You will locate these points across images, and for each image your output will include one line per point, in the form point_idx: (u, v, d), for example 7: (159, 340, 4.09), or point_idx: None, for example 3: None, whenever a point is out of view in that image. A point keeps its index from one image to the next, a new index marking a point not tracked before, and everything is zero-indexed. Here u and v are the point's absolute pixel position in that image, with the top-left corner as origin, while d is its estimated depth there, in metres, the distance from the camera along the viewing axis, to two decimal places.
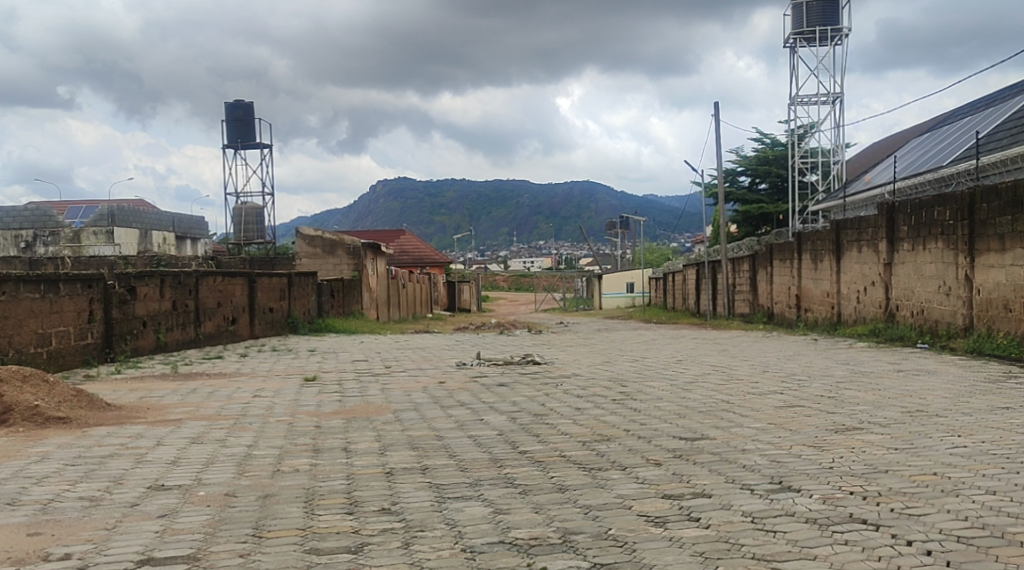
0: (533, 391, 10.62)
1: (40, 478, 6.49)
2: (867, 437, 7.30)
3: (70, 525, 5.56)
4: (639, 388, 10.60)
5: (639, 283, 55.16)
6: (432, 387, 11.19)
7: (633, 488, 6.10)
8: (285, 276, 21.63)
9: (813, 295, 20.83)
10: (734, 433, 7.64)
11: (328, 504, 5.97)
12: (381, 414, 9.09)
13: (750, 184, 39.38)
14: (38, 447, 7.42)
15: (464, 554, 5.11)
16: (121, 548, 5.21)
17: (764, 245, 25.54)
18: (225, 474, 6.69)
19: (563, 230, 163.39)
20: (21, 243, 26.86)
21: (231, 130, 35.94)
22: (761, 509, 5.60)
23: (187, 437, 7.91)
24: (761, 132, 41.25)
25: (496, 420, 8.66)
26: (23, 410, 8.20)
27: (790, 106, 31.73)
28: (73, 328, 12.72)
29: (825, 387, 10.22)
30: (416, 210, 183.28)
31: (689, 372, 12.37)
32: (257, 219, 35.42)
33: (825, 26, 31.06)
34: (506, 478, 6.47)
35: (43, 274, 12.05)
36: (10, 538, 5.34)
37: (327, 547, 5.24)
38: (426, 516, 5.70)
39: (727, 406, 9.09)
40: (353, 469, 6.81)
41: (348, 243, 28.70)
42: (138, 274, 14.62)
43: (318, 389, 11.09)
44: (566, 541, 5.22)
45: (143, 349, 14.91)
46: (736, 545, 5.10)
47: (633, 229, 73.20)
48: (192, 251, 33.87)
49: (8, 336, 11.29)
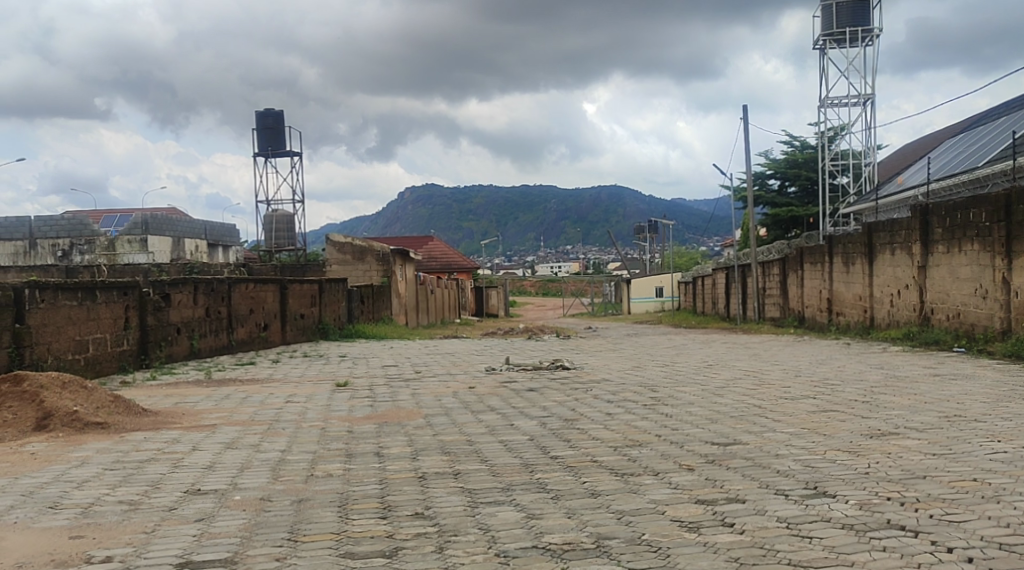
0: (563, 396, 10.63)
1: (80, 482, 6.58)
2: (903, 442, 7.24)
3: (111, 528, 5.63)
4: (670, 394, 10.58)
5: (668, 287, 55.11)
6: (462, 392, 11.24)
7: (666, 493, 6.09)
8: (316, 283, 21.84)
9: (844, 298, 20.68)
10: (767, 438, 7.64)
11: (362, 508, 6.00)
12: (413, 419, 9.15)
13: (779, 187, 39.18)
14: (78, 452, 7.52)
15: (497, 559, 5.12)
16: (160, 551, 5.28)
17: (794, 248, 25.35)
18: (260, 478, 6.76)
19: (591, 234, 163.31)
20: (58, 251, 27.62)
21: (261, 138, 36.23)
22: (797, 515, 5.58)
23: (222, 442, 8.00)
24: (790, 135, 40.86)
25: (527, 424, 8.68)
26: (62, 416, 8.30)
27: (820, 107, 31.36)
28: (110, 335, 12.92)
29: (859, 391, 10.15)
30: (444, 217, 184.07)
31: (720, 376, 12.36)
32: (288, 226, 35.72)
33: (856, 26, 30.80)
34: (538, 483, 6.48)
35: (81, 282, 12.22)
36: (52, 541, 5.41)
37: (361, 550, 5.28)
38: (458, 520, 5.72)
39: (759, 410, 9.05)
40: (387, 473, 6.86)
41: (378, 249, 28.85)
42: (173, 281, 14.77)
43: (349, 394, 11.18)
44: (599, 547, 5.22)
45: (178, 355, 15.06)
46: (772, 551, 5.08)
47: (661, 233, 73.21)
48: (224, 258, 34.57)
49: (47, 344, 11.45)
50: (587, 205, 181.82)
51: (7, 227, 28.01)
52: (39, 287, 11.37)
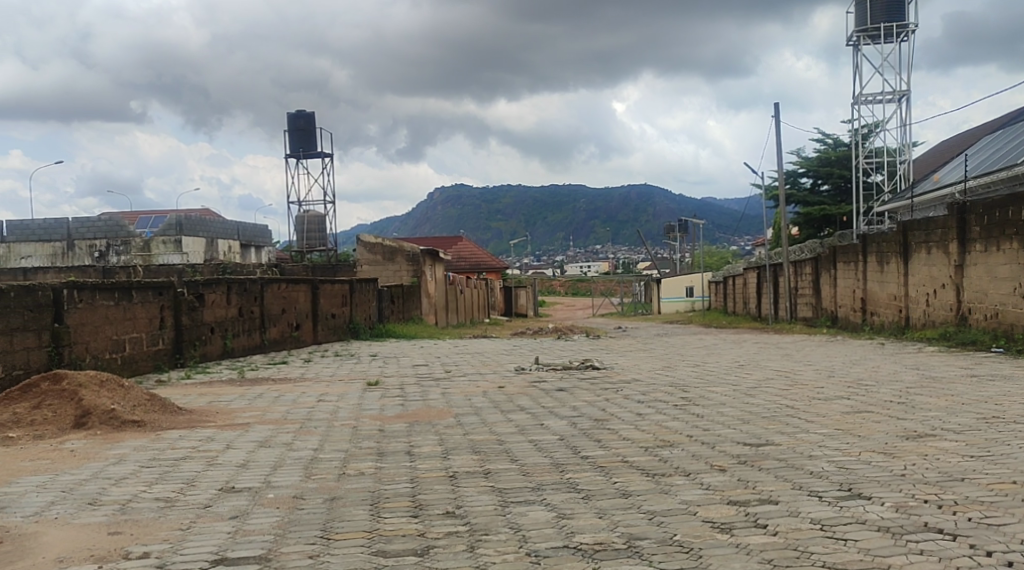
0: (594, 396, 10.61)
1: (118, 479, 6.67)
2: (940, 444, 7.17)
3: (148, 525, 5.71)
4: (701, 394, 10.53)
5: (698, 287, 54.82)
6: (492, 392, 11.23)
7: (697, 494, 6.08)
8: (347, 283, 21.96)
9: (879, 298, 20.48)
10: (800, 438, 7.59)
11: (394, 507, 6.03)
12: (443, 418, 9.18)
13: (812, 185, 38.87)
14: (115, 450, 7.62)
15: (529, 559, 5.13)
16: (195, 548, 5.34)
17: (827, 247, 25.12)
18: (293, 477, 6.81)
19: (620, 233, 162.80)
20: (95, 252, 27.88)
21: (293, 140, 36.47)
22: (831, 517, 5.54)
23: (255, 441, 8.07)
24: (823, 132, 40.50)
25: (557, 424, 8.68)
26: (100, 414, 8.42)
27: (854, 104, 31.07)
28: (145, 335, 13.06)
29: (894, 392, 10.05)
30: (473, 217, 184.31)
31: (752, 377, 12.29)
32: (319, 226, 35.93)
33: (890, 22, 30.49)
34: (569, 483, 6.48)
35: (117, 282, 12.37)
36: (91, 537, 5.49)
37: (393, 549, 5.31)
38: (489, 519, 5.74)
39: (792, 411, 8.99)
40: (418, 472, 6.89)
41: (408, 249, 28.95)
42: (206, 282, 14.92)
43: (380, 393, 11.24)
44: (630, 547, 5.22)
45: (211, 355, 15.19)
46: (806, 553, 5.05)
47: (692, 233, 72.83)
48: (256, 258, 34.85)
49: (85, 343, 11.61)
50: (617, 204, 181.26)
51: (45, 228, 28.47)
52: (77, 287, 11.52)
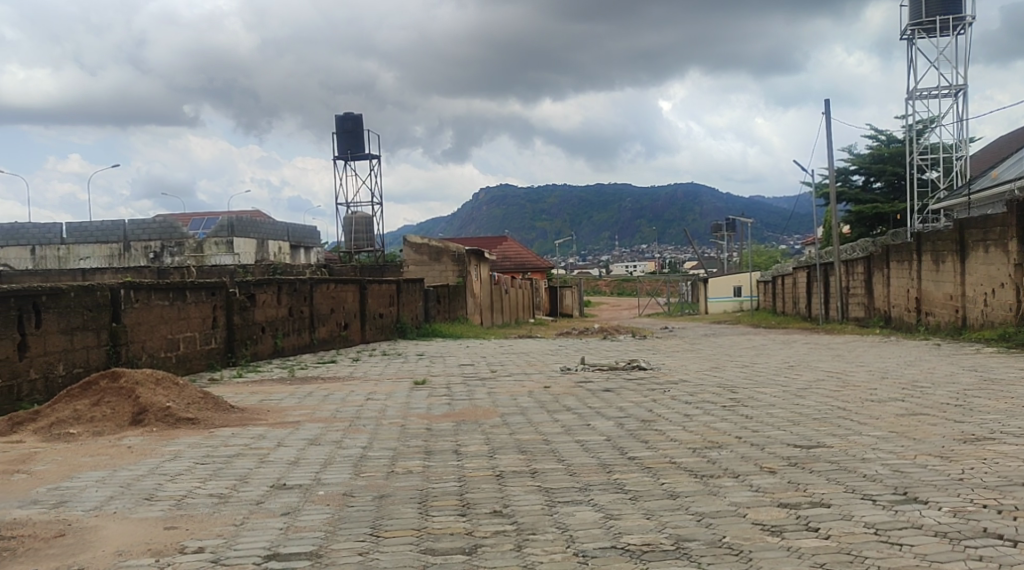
0: (641, 397, 10.58)
1: (173, 475, 6.81)
2: (999, 448, 7.04)
3: (202, 520, 5.82)
4: (750, 395, 10.46)
5: (746, 287, 54.33)
6: (538, 391, 11.25)
7: (747, 496, 6.04)
8: (394, 283, 22.12)
9: (934, 298, 20.15)
10: (853, 441, 7.50)
11: (442, 505, 6.08)
12: (490, 418, 9.21)
13: (864, 183, 38.36)
14: (170, 446, 7.77)
15: (576, 559, 5.14)
16: (248, 543, 5.43)
17: (879, 246, 24.77)
18: (343, 474, 6.89)
19: (667, 233, 161.86)
20: (150, 254, 28.52)
21: (341, 142, 36.83)
22: (885, 521, 5.47)
23: (306, 439, 8.18)
24: (875, 129, 39.93)
25: (604, 425, 8.67)
26: (156, 411, 8.59)
27: (908, 100, 30.61)
28: (199, 334, 13.29)
29: (951, 394, 9.88)
30: (519, 217, 184.47)
31: (802, 378, 12.17)
32: (367, 227, 36.25)
33: (946, 15, 29.98)
34: (616, 483, 6.48)
35: (172, 282, 12.59)
36: (148, 531, 5.61)
37: (441, 547, 5.35)
38: (537, 519, 5.76)
39: (843, 413, 8.89)
40: (465, 471, 6.93)
41: (454, 250, 29.08)
42: (257, 282, 15.13)
43: (427, 393, 11.32)
44: (679, 548, 5.21)
45: (262, 354, 15.41)
46: (859, 558, 5.00)
47: (740, 232, 72.26)
48: (305, 259, 35.26)
49: (141, 342, 11.84)
50: (664, 204, 180.23)
51: (103, 230, 29.17)
52: (134, 287, 11.74)
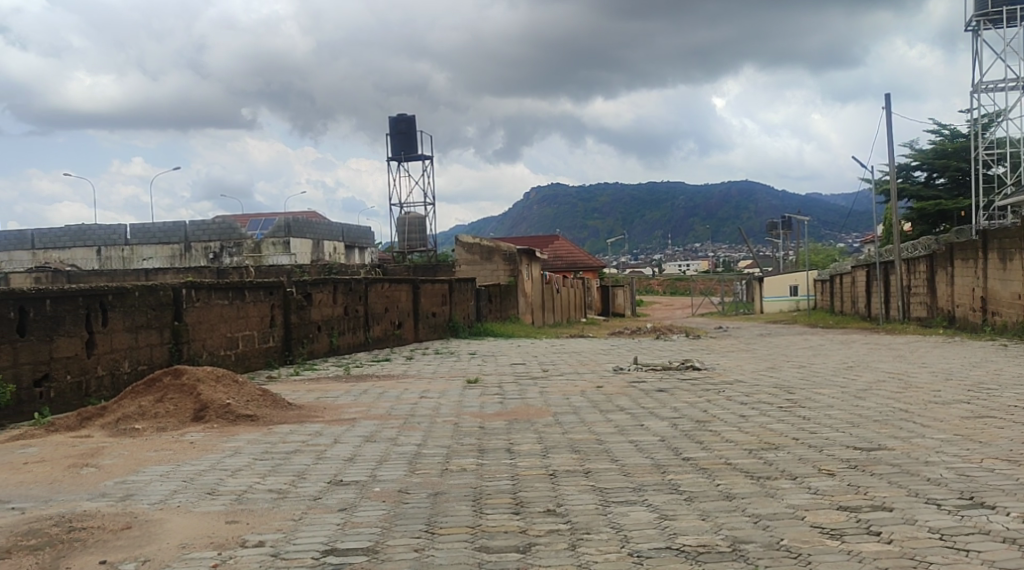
0: (696, 397, 10.51)
1: (233, 470, 6.94)
2: None
3: (261, 514, 5.92)
4: (808, 396, 10.33)
5: (803, 286, 53.60)
6: (591, 391, 11.23)
7: (805, 498, 5.98)
8: (447, 282, 22.23)
9: (1001, 297, 19.68)
10: (915, 443, 7.37)
11: (496, 503, 6.11)
12: (543, 418, 9.22)
13: (926, 179, 37.63)
14: (231, 442, 7.91)
15: (631, 559, 5.14)
16: (307, 538, 5.51)
17: (943, 244, 24.28)
18: (398, 471, 6.96)
19: (721, 232, 160.31)
20: (210, 254, 29.06)
21: (395, 143, 37.13)
22: (950, 526, 5.37)
23: (362, 436, 8.27)
24: (938, 124, 39.13)
25: (658, 425, 8.63)
26: (217, 408, 8.75)
27: (973, 93, 29.97)
28: (257, 332, 13.51)
29: (1018, 396, 9.65)
30: (572, 216, 184.15)
31: (863, 379, 11.98)
32: (420, 228, 36.49)
33: (1013, 5, 29.30)
34: (671, 484, 6.45)
35: (231, 282, 12.81)
36: (210, 524, 5.73)
37: (496, 545, 5.38)
38: (591, 518, 5.76)
39: (905, 415, 8.73)
40: (519, 470, 6.96)
41: (506, 249, 29.14)
42: (314, 281, 15.32)
43: (480, 392, 11.36)
44: (736, 550, 5.17)
45: (319, 352, 15.60)
46: (923, 563, 4.92)
47: (797, 230, 71.28)
48: (360, 258, 35.63)
49: (202, 340, 12.07)
50: (718, 202, 178.54)
51: (165, 231, 29.79)
52: (195, 287, 11.97)
